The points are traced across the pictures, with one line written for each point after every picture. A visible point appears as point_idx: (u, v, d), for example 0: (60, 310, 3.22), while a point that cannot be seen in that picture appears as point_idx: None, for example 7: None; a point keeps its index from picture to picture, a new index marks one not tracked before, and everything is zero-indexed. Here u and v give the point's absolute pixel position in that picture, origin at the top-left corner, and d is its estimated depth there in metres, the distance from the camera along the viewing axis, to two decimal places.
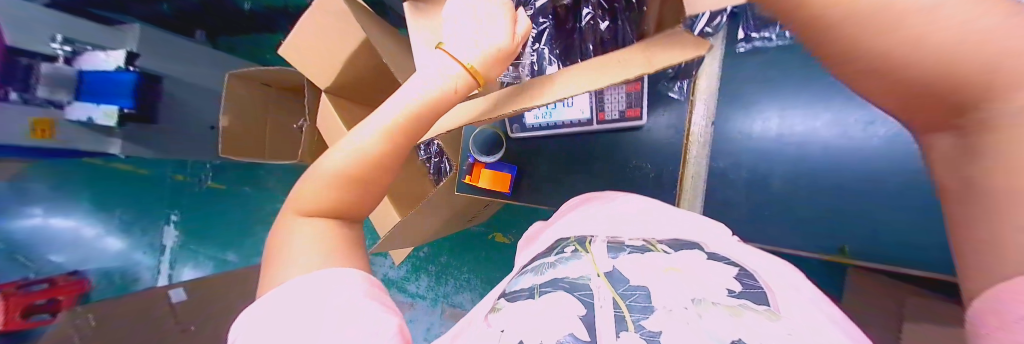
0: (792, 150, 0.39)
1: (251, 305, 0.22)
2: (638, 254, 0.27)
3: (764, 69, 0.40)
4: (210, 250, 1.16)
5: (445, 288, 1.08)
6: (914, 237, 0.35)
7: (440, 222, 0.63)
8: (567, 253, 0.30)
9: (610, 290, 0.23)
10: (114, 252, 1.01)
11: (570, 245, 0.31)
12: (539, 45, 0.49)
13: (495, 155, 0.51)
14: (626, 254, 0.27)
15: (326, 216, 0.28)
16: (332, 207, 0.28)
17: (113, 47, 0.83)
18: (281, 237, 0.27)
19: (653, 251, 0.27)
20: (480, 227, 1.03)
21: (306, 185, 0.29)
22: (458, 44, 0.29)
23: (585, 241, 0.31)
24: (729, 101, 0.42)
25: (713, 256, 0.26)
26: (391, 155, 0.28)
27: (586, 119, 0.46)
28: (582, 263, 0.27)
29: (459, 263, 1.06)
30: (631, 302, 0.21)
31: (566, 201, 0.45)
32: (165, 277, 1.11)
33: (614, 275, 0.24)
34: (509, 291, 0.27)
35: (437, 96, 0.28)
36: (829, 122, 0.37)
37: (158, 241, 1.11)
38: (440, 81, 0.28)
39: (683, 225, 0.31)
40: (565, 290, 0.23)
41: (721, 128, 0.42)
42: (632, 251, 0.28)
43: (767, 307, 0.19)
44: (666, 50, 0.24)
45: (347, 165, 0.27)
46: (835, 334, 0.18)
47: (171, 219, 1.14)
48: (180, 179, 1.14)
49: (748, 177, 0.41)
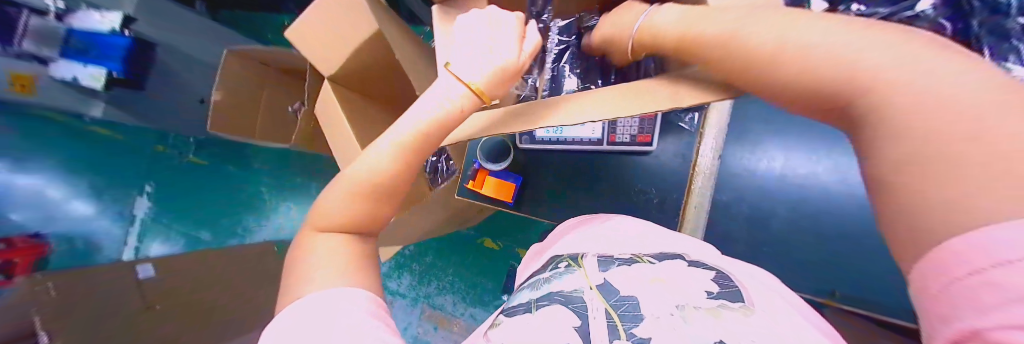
0: (794, 191, 0.41)
1: (276, 319, 0.25)
2: (625, 265, 0.26)
3: (773, 111, 0.42)
4: (185, 227, 1.09)
5: (428, 288, 1.06)
6: (898, 285, 0.37)
7: (434, 223, 0.63)
8: (561, 269, 0.28)
9: (602, 301, 0.22)
10: (79, 217, 0.90)
11: (563, 261, 0.30)
12: (561, 62, 0.52)
13: (501, 163, 0.51)
14: (615, 266, 0.26)
15: (344, 231, 0.30)
16: (349, 223, 0.29)
17: (110, 7, 0.79)
18: (305, 252, 0.29)
19: (639, 263, 0.26)
20: (470, 230, 1.02)
21: (326, 201, 0.30)
22: (465, 63, 0.29)
23: (576, 257, 0.30)
24: (738, 137, 0.43)
25: (692, 262, 0.26)
26: (405, 171, 0.29)
27: (596, 139, 0.46)
28: (575, 276, 0.26)
29: (445, 264, 1.05)
30: (622, 312, 0.21)
31: (565, 221, 0.46)
32: (131, 250, 1.01)
33: (604, 286, 0.24)
34: (509, 306, 0.27)
35: (452, 115, 0.29)
36: (830, 168, 0.40)
37: (128, 209, 1.01)
38: (446, 102, 0.28)
39: (672, 243, 0.32)
40: (561, 303, 0.23)
41: (728, 162, 0.43)
42: (621, 263, 0.27)
43: (742, 303, 0.20)
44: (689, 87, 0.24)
45: (367, 184, 0.29)
46: (811, 334, 0.19)
47: (145, 190, 1.03)
48: (160, 150, 1.05)
49: (750, 213, 0.42)
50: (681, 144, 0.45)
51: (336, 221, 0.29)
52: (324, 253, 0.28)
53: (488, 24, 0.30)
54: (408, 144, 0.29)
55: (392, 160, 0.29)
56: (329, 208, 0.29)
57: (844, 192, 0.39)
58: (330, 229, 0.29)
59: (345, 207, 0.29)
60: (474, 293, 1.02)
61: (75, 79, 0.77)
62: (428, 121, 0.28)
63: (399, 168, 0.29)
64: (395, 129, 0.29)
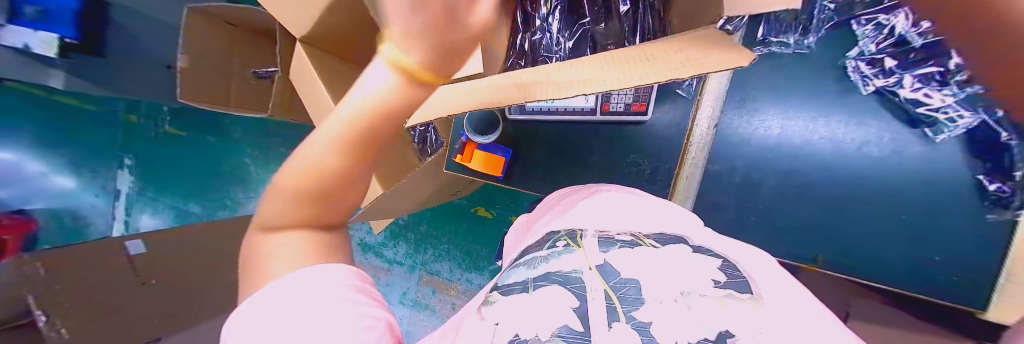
0: (787, 160, 0.41)
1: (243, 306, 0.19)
2: (629, 247, 0.25)
3: (773, 76, 0.41)
4: (171, 199, 1.10)
5: (424, 256, 1.09)
6: (880, 251, 0.38)
7: (426, 194, 0.62)
8: (559, 247, 0.28)
9: (602, 283, 0.21)
10: (59, 191, 0.93)
11: (562, 239, 0.30)
12: (548, 27, 0.49)
13: (490, 136, 0.49)
14: (617, 248, 0.26)
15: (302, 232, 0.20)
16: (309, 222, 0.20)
17: None
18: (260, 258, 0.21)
19: (642, 246, 0.26)
20: (464, 200, 1.03)
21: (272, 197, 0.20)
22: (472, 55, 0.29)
23: (576, 236, 0.30)
24: (735, 105, 0.42)
25: (698, 249, 0.25)
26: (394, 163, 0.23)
27: (589, 109, 0.45)
28: (575, 257, 0.25)
29: (440, 233, 1.07)
30: (622, 295, 0.20)
31: (551, 193, 0.45)
32: (121, 224, 1.06)
33: (605, 269, 0.23)
34: (501, 284, 0.27)
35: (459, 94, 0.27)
36: (826, 136, 0.39)
37: (112, 185, 1.02)
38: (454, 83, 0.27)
39: (670, 222, 0.31)
40: (558, 283, 0.22)
41: (723, 131, 0.42)
42: (623, 245, 0.26)
43: (752, 295, 0.19)
44: (705, 55, 0.20)
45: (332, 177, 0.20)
46: (824, 327, 0.17)
47: (124, 163, 1.03)
48: (133, 121, 1.02)
49: (741, 182, 0.42)
50: (675, 114, 0.43)
51: (284, 222, 0.20)
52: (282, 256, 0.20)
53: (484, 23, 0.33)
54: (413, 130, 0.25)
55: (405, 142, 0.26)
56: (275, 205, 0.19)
57: (837, 159, 0.39)
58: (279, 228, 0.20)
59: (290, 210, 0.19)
60: (470, 260, 1.04)
61: (28, 47, 0.70)
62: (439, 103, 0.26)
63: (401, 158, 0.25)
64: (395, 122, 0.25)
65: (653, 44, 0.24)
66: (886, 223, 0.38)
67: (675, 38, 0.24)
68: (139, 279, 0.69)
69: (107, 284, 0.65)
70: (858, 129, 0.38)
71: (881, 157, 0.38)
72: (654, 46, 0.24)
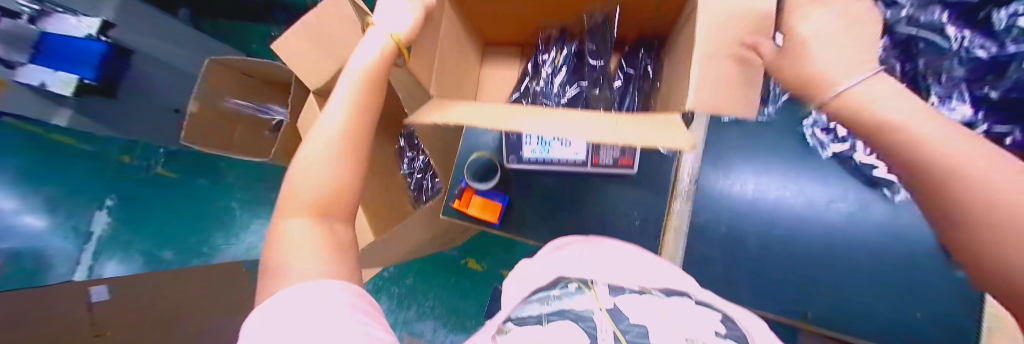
0: (767, 211, 0.47)
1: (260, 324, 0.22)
2: (637, 294, 0.27)
3: (741, 139, 0.50)
4: (147, 243, 1.03)
5: (407, 313, 1.01)
6: None
7: (417, 244, 0.62)
8: (572, 288, 0.29)
9: (611, 324, 0.21)
10: (30, 233, 0.84)
11: (573, 282, 0.31)
12: (551, 82, 0.55)
13: (489, 182, 0.51)
14: (626, 294, 0.27)
15: (315, 214, 0.30)
16: (329, 200, 0.30)
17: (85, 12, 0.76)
18: (282, 246, 0.28)
19: (649, 294, 0.27)
20: (455, 252, 1.00)
21: (303, 182, 0.30)
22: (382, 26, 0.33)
23: (588, 281, 0.31)
24: (713, 163, 0.50)
25: (702, 304, 0.26)
26: (354, 137, 0.31)
27: (580, 161, 0.47)
28: (587, 298, 0.26)
29: (425, 287, 1.01)
30: (631, 338, 0.19)
31: (553, 240, 0.46)
32: (83, 270, 0.92)
33: (615, 312, 0.23)
34: (516, 316, 0.26)
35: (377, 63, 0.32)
36: (797, 192, 0.47)
37: (85, 226, 0.94)
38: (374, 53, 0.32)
39: (671, 278, 0.32)
40: (572, 320, 0.22)
41: (704, 185, 0.48)
42: (632, 291, 0.28)
43: None
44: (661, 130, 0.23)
45: (330, 151, 0.30)
46: None
47: (106, 203, 0.98)
48: (125, 161, 1.02)
49: (726, 232, 0.47)
50: (659, 168, 0.46)
51: (307, 209, 0.29)
52: (301, 237, 0.28)
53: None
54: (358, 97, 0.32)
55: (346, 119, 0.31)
56: (306, 188, 0.29)
57: (813, 215, 0.46)
58: (302, 213, 0.29)
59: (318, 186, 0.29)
60: (457, 319, 0.98)
61: (43, 85, 0.72)
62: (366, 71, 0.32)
63: (358, 124, 0.31)
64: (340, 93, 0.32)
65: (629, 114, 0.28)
66: (859, 269, 0.45)
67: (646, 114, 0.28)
68: (93, 332, 0.61)
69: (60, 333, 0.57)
70: (824, 188, 0.47)
71: (850, 211, 0.46)
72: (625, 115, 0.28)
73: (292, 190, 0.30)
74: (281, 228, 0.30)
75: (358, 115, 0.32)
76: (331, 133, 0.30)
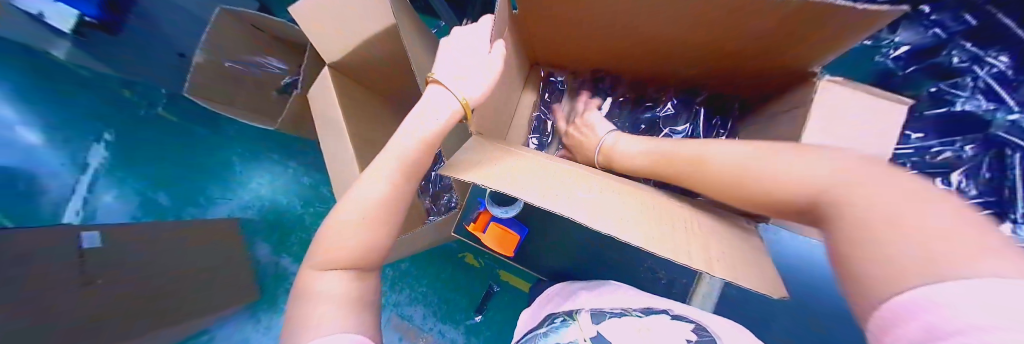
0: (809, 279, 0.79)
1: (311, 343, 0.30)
2: (617, 317, 0.38)
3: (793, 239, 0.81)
4: (134, 184, 0.95)
5: (398, 296, 1.00)
6: None
7: (423, 243, 0.63)
8: (559, 321, 0.41)
9: None
10: (25, 146, 0.83)
11: (561, 315, 0.42)
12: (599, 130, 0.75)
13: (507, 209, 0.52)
14: (608, 318, 0.38)
15: (344, 268, 0.36)
16: (358, 257, 0.36)
17: None
18: (315, 292, 0.35)
19: (629, 315, 0.38)
20: (455, 244, 1.00)
21: (337, 243, 0.36)
22: (451, 83, 0.40)
23: (573, 312, 0.42)
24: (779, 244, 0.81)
25: (676, 316, 0.38)
26: (396, 187, 0.37)
27: None
28: (572, 330, 0.38)
29: (420, 274, 1.01)
30: None
31: (546, 289, 0.55)
32: (78, 200, 0.88)
33: (597, 338, 0.35)
34: None
35: (442, 118, 0.38)
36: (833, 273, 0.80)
37: (83, 156, 0.90)
38: (442, 111, 0.38)
39: (652, 300, 0.43)
40: None
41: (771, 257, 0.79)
42: (612, 315, 0.39)
43: None
44: (663, 243, 0.26)
45: (370, 208, 0.36)
46: None
47: (104, 138, 0.93)
48: (125, 95, 0.97)
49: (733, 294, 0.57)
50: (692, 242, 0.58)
51: (338, 264, 0.36)
52: (333, 288, 0.35)
53: (470, 54, 0.42)
54: (414, 146, 0.38)
55: (397, 171, 0.37)
56: (341, 247, 0.36)
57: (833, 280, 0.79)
58: (333, 268, 0.36)
59: (351, 241, 0.36)
60: (448, 309, 0.99)
61: (41, 15, 0.73)
62: (435, 124, 0.38)
63: (400, 174, 0.37)
64: (402, 139, 0.38)
65: (650, 215, 0.30)
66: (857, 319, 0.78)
67: (665, 220, 0.31)
68: (83, 280, 0.61)
69: (50, 271, 0.57)
70: None
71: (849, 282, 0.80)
72: (645, 214, 0.30)
73: (323, 250, 0.36)
74: (308, 279, 0.36)
75: (407, 166, 0.37)
76: (384, 167, 0.36)
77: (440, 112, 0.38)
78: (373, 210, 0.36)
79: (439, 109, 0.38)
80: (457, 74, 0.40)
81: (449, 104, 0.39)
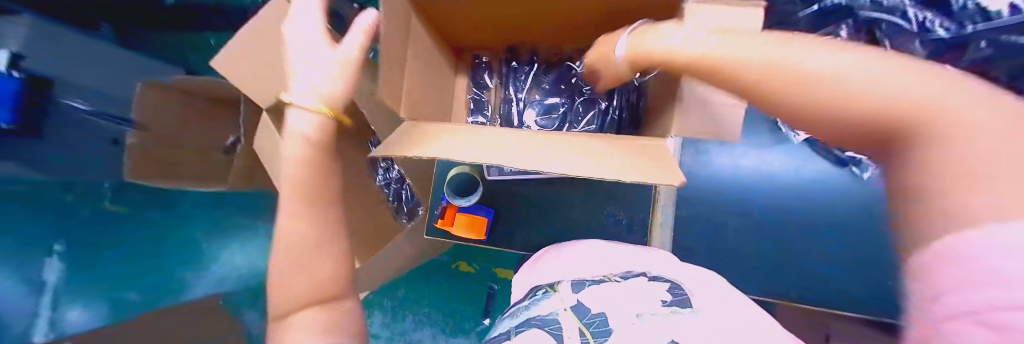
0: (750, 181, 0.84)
1: None
2: (596, 284, 0.38)
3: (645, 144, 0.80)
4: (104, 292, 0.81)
5: (404, 324, 1.00)
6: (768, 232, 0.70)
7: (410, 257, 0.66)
8: (540, 294, 0.40)
9: (577, 321, 0.32)
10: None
11: (541, 288, 0.42)
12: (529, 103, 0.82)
13: (469, 199, 0.64)
14: (587, 286, 0.38)
15: (314, 306, 0.38)
16: (314, 292, 0.37)
17: None
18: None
19: (608, 281, 0.38)
20: (445, 256, 0.99)
21: (284, 283, 0.37)
22: (301, 82, 0.36)
23: (552, 284, 0.42)
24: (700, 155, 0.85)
25: (653, 278, 0.38)
26: (319, 208, 0.38)
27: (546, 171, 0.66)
28: (551, 301, 0.36)
29: (418, 296, 0.99)
30: (595, 328, 0.31)
31: (526, 261, 0.57)
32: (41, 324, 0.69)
33: (579, 308, 0.34)
34: (493, 336, 0.39)
35: (314, 121, 0.37)
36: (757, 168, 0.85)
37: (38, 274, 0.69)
38: (304, 113, 0.36)
39: (637, 261, 0.44)
40: (537, 326, 0.33)
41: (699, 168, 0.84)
42: (592, 283, 0.39)
43: (689, 308, 0.32)
44: (646, 174, 0.30)
45: (303, 239, 0.37)
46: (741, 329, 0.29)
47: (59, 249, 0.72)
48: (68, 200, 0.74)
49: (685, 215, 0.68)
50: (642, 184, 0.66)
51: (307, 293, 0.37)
52: (304, 329, 0.37)
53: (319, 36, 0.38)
54: (306, 156, 0.36)
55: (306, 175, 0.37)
56: (290, 291, 0.37)
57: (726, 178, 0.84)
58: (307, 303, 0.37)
59: (301, 279, 0.37)
60: (454, 324, 0.98)
61: None
62: (309, 127, 0.37)
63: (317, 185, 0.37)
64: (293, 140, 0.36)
65: (613, 156, 0.34)
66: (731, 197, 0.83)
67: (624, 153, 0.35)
68: None
69: None
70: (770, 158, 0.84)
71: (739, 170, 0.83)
72: (608, 158, 0.34)
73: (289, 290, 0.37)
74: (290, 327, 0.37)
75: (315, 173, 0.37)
76: (290, 180, 0.37)
77: (308, 112, 0.36)
78: (306, 243, 0.37)
79: (305, 109, 0.36)
80: (314, 69, 0.36)
81: (314, 109, 0.36)
